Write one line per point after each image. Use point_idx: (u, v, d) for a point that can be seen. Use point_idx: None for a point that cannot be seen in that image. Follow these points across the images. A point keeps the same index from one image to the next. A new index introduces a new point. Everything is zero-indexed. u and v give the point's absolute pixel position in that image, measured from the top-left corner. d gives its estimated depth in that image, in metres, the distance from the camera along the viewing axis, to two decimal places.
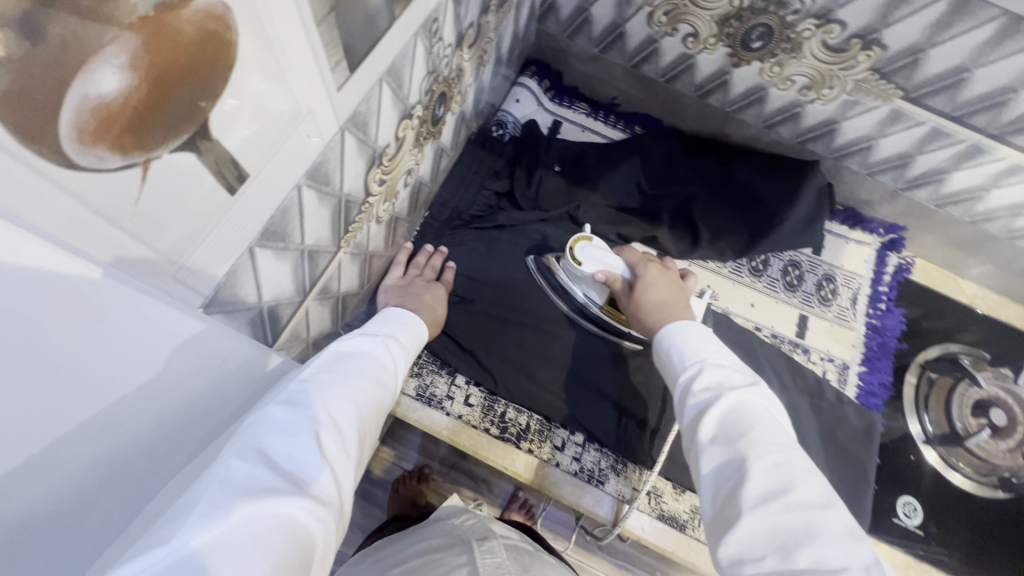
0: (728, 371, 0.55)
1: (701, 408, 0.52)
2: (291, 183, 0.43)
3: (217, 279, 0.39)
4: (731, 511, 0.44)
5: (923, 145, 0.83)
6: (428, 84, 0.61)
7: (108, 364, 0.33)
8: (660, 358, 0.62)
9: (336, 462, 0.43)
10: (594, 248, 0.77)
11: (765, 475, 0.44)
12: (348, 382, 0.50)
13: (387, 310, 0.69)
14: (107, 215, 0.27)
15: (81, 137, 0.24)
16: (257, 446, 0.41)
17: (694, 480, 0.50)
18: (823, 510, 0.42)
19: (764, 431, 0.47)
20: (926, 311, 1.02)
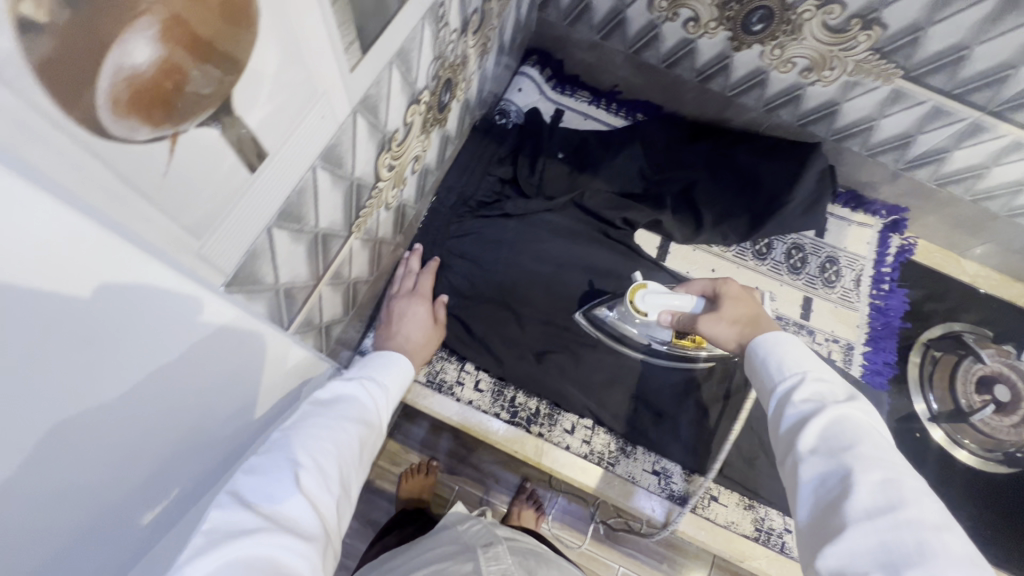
0: (832, 386, 0.55)
1: (801, 418, 0.53)
2: (307, 163, 0.44)
3: (238, 257, 0.40)
4: (835, 524, 0.45)
5: (924, 124, 0.84)
6: (435, 70, 0.62)
7: (126, 349, 0.34)
8: (752, 367, 0.63)
9: (313, 500, 0.47)
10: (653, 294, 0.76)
11: (873, 491, 0.45)
12: (329, 430, 0.54)
13: (383, 350, 0.73)
14: (139, 188, 0.28)
15: (116, 109, 0.25)
16: (236, 492, 0.44)
17: (792, 488, 0.52)
18: (936, 531, 0.42)
19: (868, 449, 0.48)
20: (928, 291, 1.03)
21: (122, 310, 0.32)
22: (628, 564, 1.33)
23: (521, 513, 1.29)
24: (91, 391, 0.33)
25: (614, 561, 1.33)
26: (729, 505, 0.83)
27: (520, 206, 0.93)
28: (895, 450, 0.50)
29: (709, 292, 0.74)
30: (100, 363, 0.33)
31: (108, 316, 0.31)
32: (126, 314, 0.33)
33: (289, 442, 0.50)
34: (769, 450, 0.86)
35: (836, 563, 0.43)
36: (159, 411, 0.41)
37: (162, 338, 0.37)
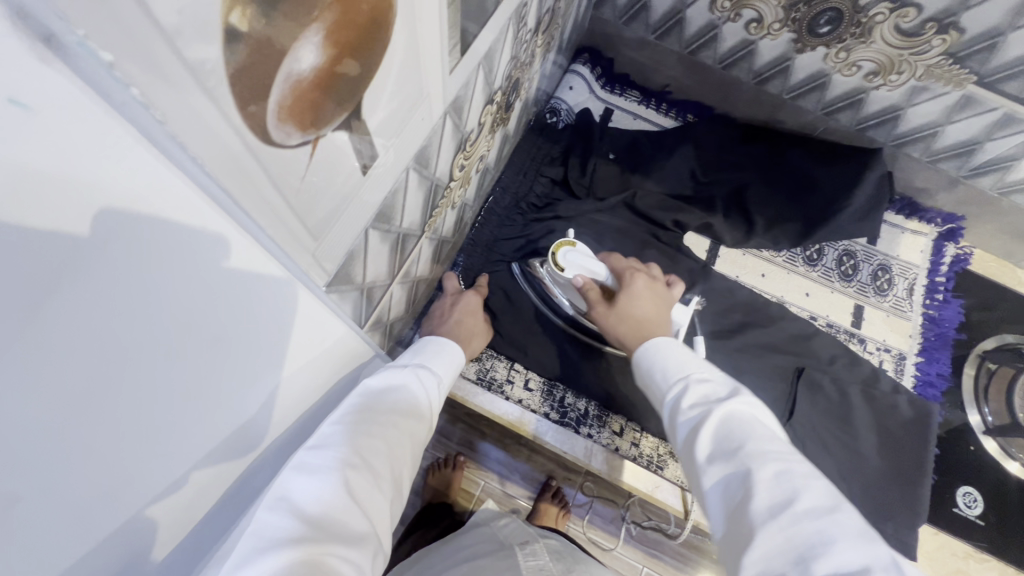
0: (712, 385, 0.57)
1: (693, 426, 0.53)
2: (403, 165, 0.44)
3: (341, 257, 0.40)
4: (744, 528, 0.43)
5: (993, 131, 0.82)
6: (509, 70, 0.61)
7: (242, 345, 0.35)
8: (642, 377, 0.64)
9: (364, 504, 0.46)
10: (577, 254, 0.77)
11: (770, 485, 0.44)
12: (381, 426, 0.53)
13: (424, 341, 0.72)
14: (283, 190, 0.28)
15: (279, 114, 0.25)
16: (286, 494, 0.43)
17: (703, 501, 0.50)
18: (832, 516, 0.41)
19: (756, 441, 0.48)
20: (982, 302, 1.01)
21: (243, 310, 0.33)
22: (649, 564, 1.32)
23: (545, 508, 1.30)
24: (208, 383, 0.34)
25: (637, 560, 1.33)
26: None
27: (572, 208, 0.93)
28: (780, 438, 0.50)
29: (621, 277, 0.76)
30: (211, 372, 0.33)
31: (224, 324, 0.32)
32: (241, 322, 0.34)
33: (339, 438, 0.49)
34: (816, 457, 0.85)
35: (757, 573, 0.41)
36: (250, 426, 0.41)
37: (264, 345, 0.38)
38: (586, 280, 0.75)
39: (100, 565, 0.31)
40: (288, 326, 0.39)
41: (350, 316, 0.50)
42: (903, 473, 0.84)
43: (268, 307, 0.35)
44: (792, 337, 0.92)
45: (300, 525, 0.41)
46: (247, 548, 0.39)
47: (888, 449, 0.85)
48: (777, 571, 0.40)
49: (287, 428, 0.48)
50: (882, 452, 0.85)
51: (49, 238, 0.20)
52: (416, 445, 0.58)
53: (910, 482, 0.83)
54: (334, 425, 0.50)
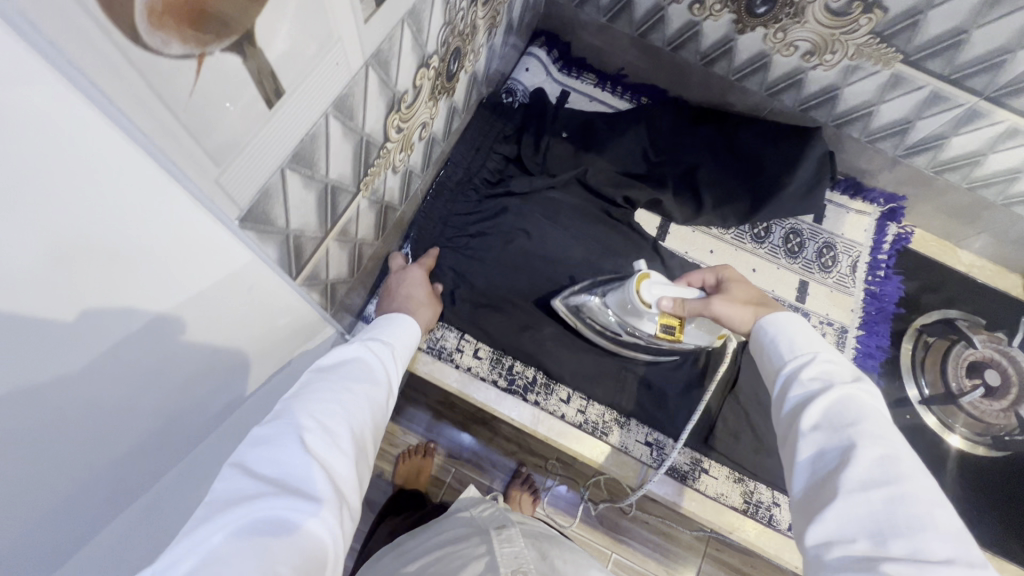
0: (838, 366, 0.56)
1: (807, 397, 0.54)
2: (321, 110, 0.46)
3: (253, 194, 0.42)
4: (827, 494, 0.46)
5: (923, 110, 0.86)
6: (445, 36, 0.63)
7: (150, 272, 0.37)
8: (761, 346, 0.64)
9: (328, 463, 0.48)
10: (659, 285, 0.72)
11: (870, 464, 0.46)
12: (338, 395, 0.54)
13: (392, 317, 0.74)
14: (166, 101, 0.30)
15: (150, 19, 0.27)
16: (240, 462, 0.44)
17: (790, 462, 0.53)
18: (929, 505, 0.43)
19: (869, 424, 0.49)
20: (922, 279, 1.04)
21: (145, 233, 0.35)
22: (618, 549, 1.34)
23: (516, 496, 1.31)
24: (107, 300, 0.35)
25: (605, 545, 1.35)
26: (718, 477, 0.85)
27: (524, 184, 0.95)
28: (896, 430, 0.50)
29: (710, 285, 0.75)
30: (110, 293, 0.36)
31: (130, 241, 0.34)
32: (145, 246, 0.35)
33: (293, 407, 0.50)
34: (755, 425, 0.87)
35: (823, 535, 0.45)
36: (163, 353, 0.43)
37: (177, 273, 0.39)
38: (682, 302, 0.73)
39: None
40: (202, 265, 0.41)
41: (276, 264, 0.52)
42: None
43: (177, 237, 0.37)
44: None
45: (257, 488, 0.42)
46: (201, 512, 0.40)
47: None
48: (846, 535, 0.44)
49: (207, 367, 0.50)
50: None
51: None
52: (379, 409, 0.59)
53: None
54: (288, 400, 0.52)
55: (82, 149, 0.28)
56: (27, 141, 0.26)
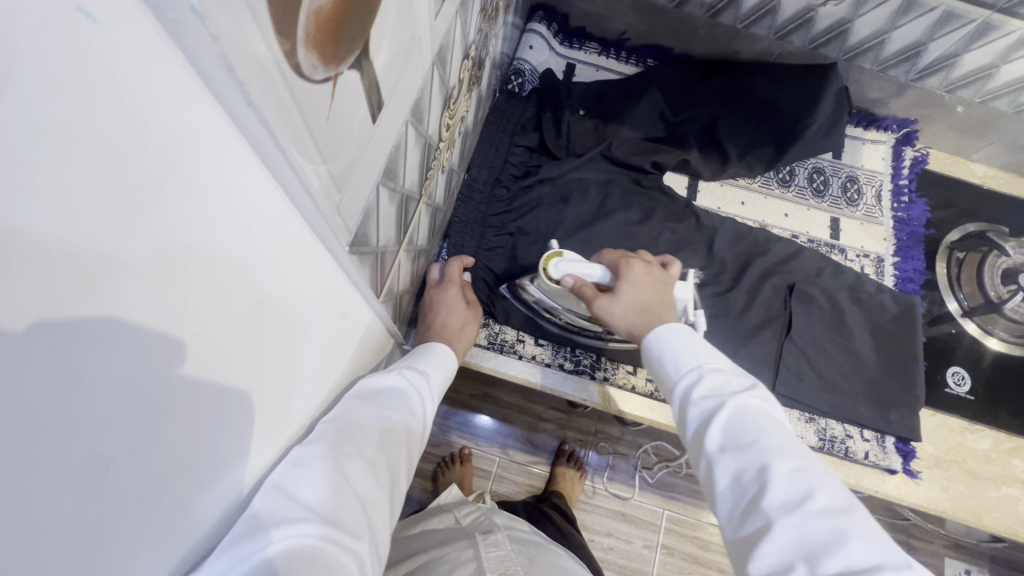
0: (726, 376, 0.58)
1: (703, 417, 0.55)
2: (403, 118, 0.44)
3: (358, 218, 0.41)
4: (756, 522, 0.46)
5: (936, 30, 0.86)
6: (479, 23, 0.61)
7: (274, 317, 0.36)
8: (651, 364, 0.64)
9: (360, 491, 0.49)
10: (567, 263, 0.73)
11: (787, 482, 0.47)
12: (376, 422, 0.55)
13: (429, 345, 0.73)
14: (313, 133, 0.28)
15: (306, 43, 0.25)
16: (278, 482, 0.45)
17: (709, 490, 0.52)
18: (844, 516, 0.44)
19: (770, 440, 0.51)
20: (944, 197, 1.07)
21: (274, 278, 0.34)
22: (671, 506, 1.36)
23: (566, 476, 1.31)
24: (246, 352, 0.35)
25: (657, 505, 1.36)
26: (791, 421, 0.86)
27: (553, 169, 0.94)
28: (790, 433, 0.53)
29: (615, 270, 0.74)
30: (247, 356, 0.35)
31: (265, 286, 0.33)
32: (273, 288, 0.34)
33: (325, 430, 0.50)
34: (815, 366, 0.88)
35: (768, 565, 0.44)
36: (273, 398, 0.42)
37: (295, 320, 0.39)
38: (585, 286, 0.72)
39: (148, 517, 0.31)
40: (310, 302, 0.41)
41: (365, 287, 0.51)
42: (897, 364, 0.89)
43: (292, 281, 0.36)
44: (780, 256, 0.95)
45: (294, 513, 0.43)
46: (241, 528, 0.41)
47: (880, 343, 0.90)
48: (787, 565, 0.43)
49: (308, 398, 0.49)
50: (877, 349, 0.90)
51: (130, 147, 0.19)
52: (414, 437, 0.60)
53: (905, 373, 0.88)
54: (325, 422, 0.52)
55: (244, 199, 0.27)
56: (206, 199, 0.24)
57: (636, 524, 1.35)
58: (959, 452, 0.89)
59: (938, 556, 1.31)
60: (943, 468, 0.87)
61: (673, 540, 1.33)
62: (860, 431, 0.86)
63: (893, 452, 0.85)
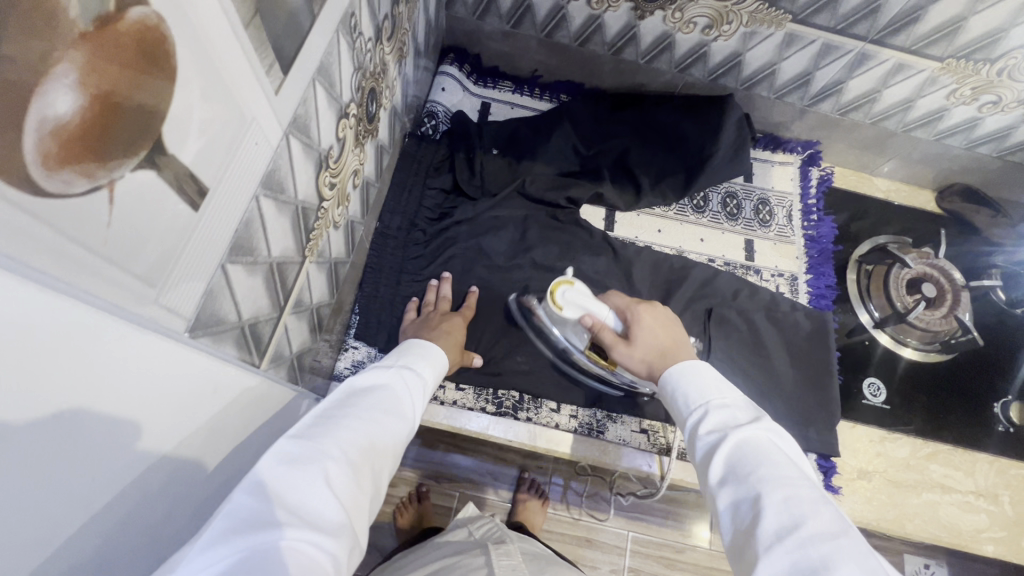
0: (733, 411, 0.56)
1: (711, 449, 0.53)
2: (249, 194, 0.43)
3: (197, 300, 0.39)
4: (751, 554, 0.43)
5: (819, 61, 0.91)
6: (358, 81, 0.62)
7: (107, 405, 0.33)
8: (665, 400, 0.63)
9: (346, 494, 0.45)
10: (576, 292, 0.75)
11: (778, 510, 0.44)
12: (365, 418, 0.52)
13: (413, 343, 0.72)
14: (85, 242, 0.27)
15: (46, 163, 0.24)
16: (259, 483, 0.42)
17: (716, 523, 0.50)
18: (835, 542, 0.41)
19: (770, 469, 0.48)
20: (851, 212, 1.12)
21: (90, 376, 0.31)
22: (633, 527, 1.34)
23: (527, 505, 1.29)
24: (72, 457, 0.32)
25: (621, 527, 1.34)
26: None
27: (469, 210, 0.95)
28: (800, 468, 0.50)
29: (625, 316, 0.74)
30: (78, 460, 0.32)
31: (76, 387, 0.30)
32: (91, 386, 0.31)
33: (319, 430, 0.48)
34: (737, 388, 0.90)
35: None
36: (151, 485, 0.40)
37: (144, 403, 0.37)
38: (594, 320, 0.74)
39: None
40: (162, 377, 0.38)
41: (235, 359, 0.49)
42: (814, 381, 0.91)
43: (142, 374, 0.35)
44: (697, 282, 0.97)
45: (271, 515, 0.40)
46: (223, 528, 0.38)
47: (796, 362, 0.92)
48: None
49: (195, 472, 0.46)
50: (794, 367, 0.92)
51: None
52: (400, 444, 0.56)
53: (821, 390, 0.90)
54: (316, 421, 0.49)
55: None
56: None
57: (601, 548, 1.32)
58: (881, 462, 0.92)
59: (897, 553, 1.31)
60: (866, 480, 0.90)
61: (639, 563, 1.31)
62: None
63: (815, 469, 0.88)
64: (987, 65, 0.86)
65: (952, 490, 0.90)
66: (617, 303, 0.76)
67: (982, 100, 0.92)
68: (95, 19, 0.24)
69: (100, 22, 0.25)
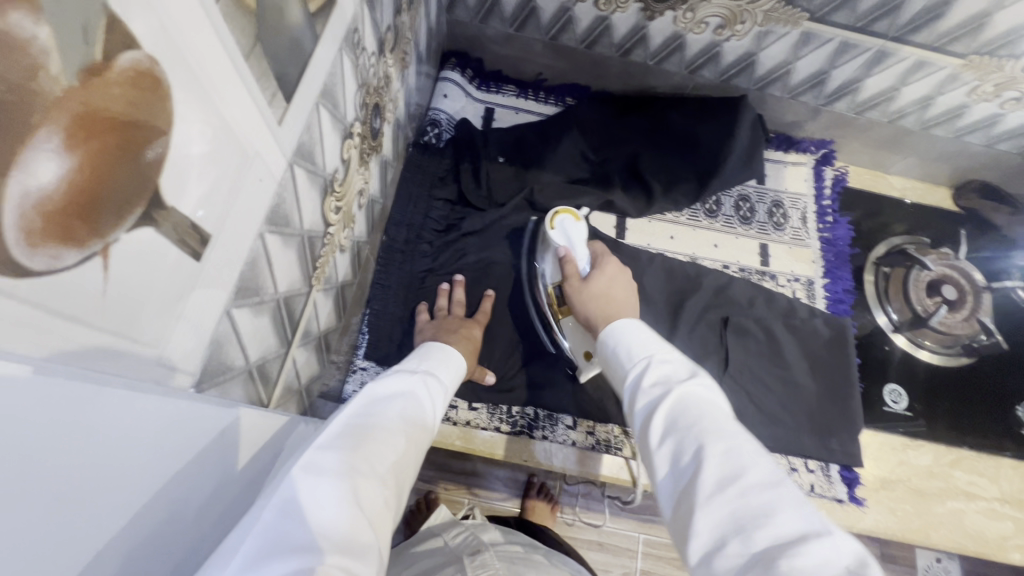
0: (675, 366, 0.52)
1: (651, 404, 0.49)
2: (253, 233, 0.40)
3: (202, 353, 0.36)
4: (687, 505, 0.40)
5: (836, 59, 0.88)
6: (361, 98, 0.59)
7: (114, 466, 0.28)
8: (607, 360, 0.59)
9: (373, 513, 0.40)
10: (573, 225, 0.81)
11: (718, 460, 0.41)
12: (392, 425, 0.48)
13: (432, 349, 0.68)
14: (75, 316, 0.24)
15: (30, 240, 0.21)
16: (284, 504, 0.37)
17: (653, 482, 0.46)
18: (773, 490, 0.38)
19: (709, 420, 0.44)
20: (866, 212, 1.09)
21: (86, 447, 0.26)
22: (645, 529, 1.32)
23: (535, 508, 1.25)
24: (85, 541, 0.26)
25: (632, 529, 1.32)
26: None
27: (477, 222, 0.92)
28: (734, 418, 0.46)
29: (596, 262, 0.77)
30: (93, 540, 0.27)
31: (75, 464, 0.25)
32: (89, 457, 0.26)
33: (345, 439, 0.44)
34: (757, 400, 0.87)
35: (704, 545, 0.37)
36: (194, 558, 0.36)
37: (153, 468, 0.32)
38: (569, 250, 0.77)
39: None
40: (166, 436, 0.33)
41: (244, 403, 0.46)
42: (836, 389, 0.89)
43: (162, 448, 0.33)
44: (713, 290, 0.94)
45: (297, 537, 0.35)
46: (253, 550, 0.34)
47: (817, 370, 0.90)
48: (720, 541, 0.37)
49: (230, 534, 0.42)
50: (815, 375, 0.90)
51: None
52: (422, 455, 0.51)
53: (843, 399, 0.88)
54: (342, 427, 0.45)
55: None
56: None
57: (613, 551, 1.30)
58: (904, 471, 0.90)
59: (908, 549, 1.26)
60: (889, 489, 0.87)
61: (651, 566, 1.29)
62: (804, 463, 0.87)
63: (838, 480, 0.86)
64: (1011, 61, 0.83)
65: (977, 497, 0.88)
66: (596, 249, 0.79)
67: (1005, 96, 0.89)
68: (82, 72, 0.22)
69: (87, 75, 0.22)
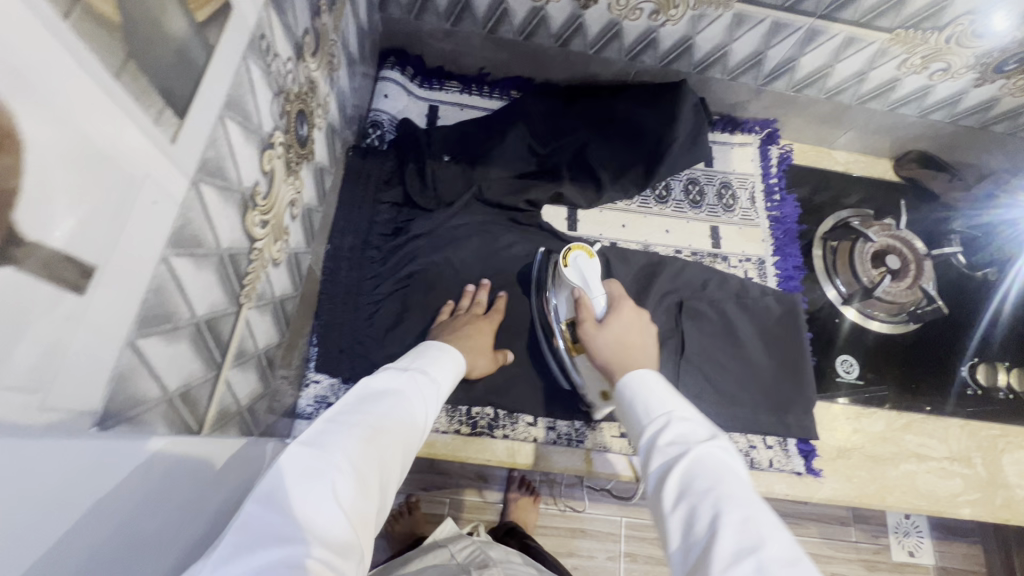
0: (693, 425, 0.53)
1: (666, 464, 0.50)
2: (154, 257, 0.38)
3: (101, 391, 0.35)
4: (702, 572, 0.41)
5: (770, 40, 0.89)
6: (281, 106, 0.57)
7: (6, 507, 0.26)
8: (624, 409, 0.61)
9: (355, 511, 0.41)
10: (589, 263, 0.77)
11: (736, 531, 0.42)
12: (379, 424, 0.49)
13: (428, 347, 0.69)
14: None
15: None
16: (264, 497, 0.38)
17: (663, 547, 0.47)
18: (793, 566, 0.39)
19: (727, 486, 0.46)
20: (813, 187, 1.11)
21: None
22: (626, 512, 1.33)
23: (519, 504, 1.25)
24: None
25: (614, 514, 1.33)
26: None
27: (426, 224, 0.90)
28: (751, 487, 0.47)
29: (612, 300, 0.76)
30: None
31: None
32: None
33: (333, 436, 0.44)
34: (714, 381, 0.89)
35: None
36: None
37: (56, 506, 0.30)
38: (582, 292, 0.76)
39: None
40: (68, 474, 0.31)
41: (166, 432, 0.44)
42: (789, 364, 0.91)
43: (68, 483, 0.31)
44: (665, 275, 0.94)
45: (278, 530, 0.37)
46: (233, 542, 0.35)
47: (771, 348, 0.92)
48: None
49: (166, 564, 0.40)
50: (768, 351, 0.91)
51: None
52: (410, 453, 0.53)
53: (795, 374, 0.90)
54: (328, 424, 0.46)
55: None
56: None
57: (596, 537, 1.31)
58: (859, 438, 0.92)
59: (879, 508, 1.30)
60: (845, 458, 0.90)
61: (634, 548, 1.31)
62: (762, 440, 0.89)
63: (795, 453, 0.89)
64: (935, 34, 0.85)
65: (928, 458, 0.91)
66: (614, 289, 0.77)
67: (933, 68, 0.92)
68: None
69: None
